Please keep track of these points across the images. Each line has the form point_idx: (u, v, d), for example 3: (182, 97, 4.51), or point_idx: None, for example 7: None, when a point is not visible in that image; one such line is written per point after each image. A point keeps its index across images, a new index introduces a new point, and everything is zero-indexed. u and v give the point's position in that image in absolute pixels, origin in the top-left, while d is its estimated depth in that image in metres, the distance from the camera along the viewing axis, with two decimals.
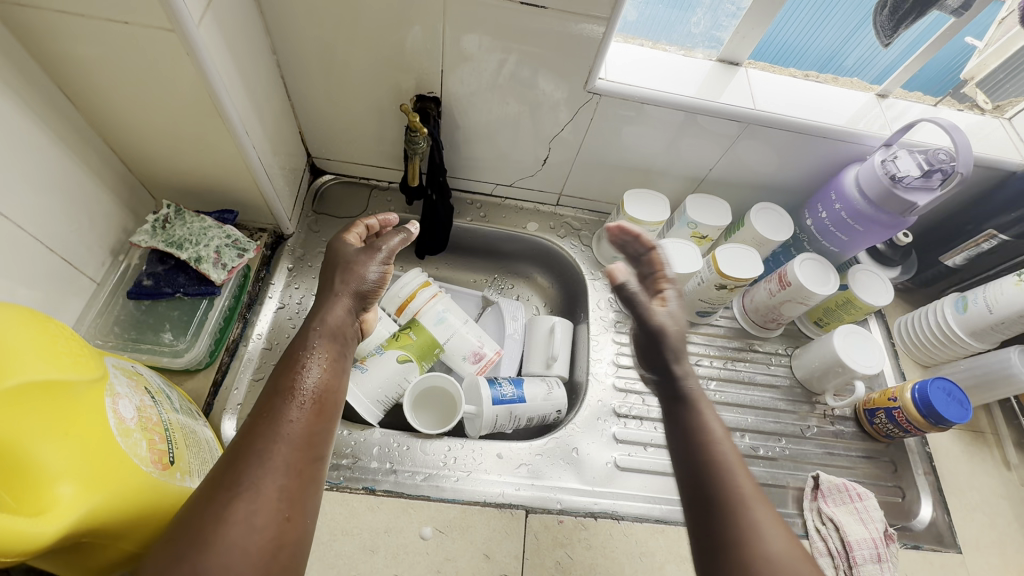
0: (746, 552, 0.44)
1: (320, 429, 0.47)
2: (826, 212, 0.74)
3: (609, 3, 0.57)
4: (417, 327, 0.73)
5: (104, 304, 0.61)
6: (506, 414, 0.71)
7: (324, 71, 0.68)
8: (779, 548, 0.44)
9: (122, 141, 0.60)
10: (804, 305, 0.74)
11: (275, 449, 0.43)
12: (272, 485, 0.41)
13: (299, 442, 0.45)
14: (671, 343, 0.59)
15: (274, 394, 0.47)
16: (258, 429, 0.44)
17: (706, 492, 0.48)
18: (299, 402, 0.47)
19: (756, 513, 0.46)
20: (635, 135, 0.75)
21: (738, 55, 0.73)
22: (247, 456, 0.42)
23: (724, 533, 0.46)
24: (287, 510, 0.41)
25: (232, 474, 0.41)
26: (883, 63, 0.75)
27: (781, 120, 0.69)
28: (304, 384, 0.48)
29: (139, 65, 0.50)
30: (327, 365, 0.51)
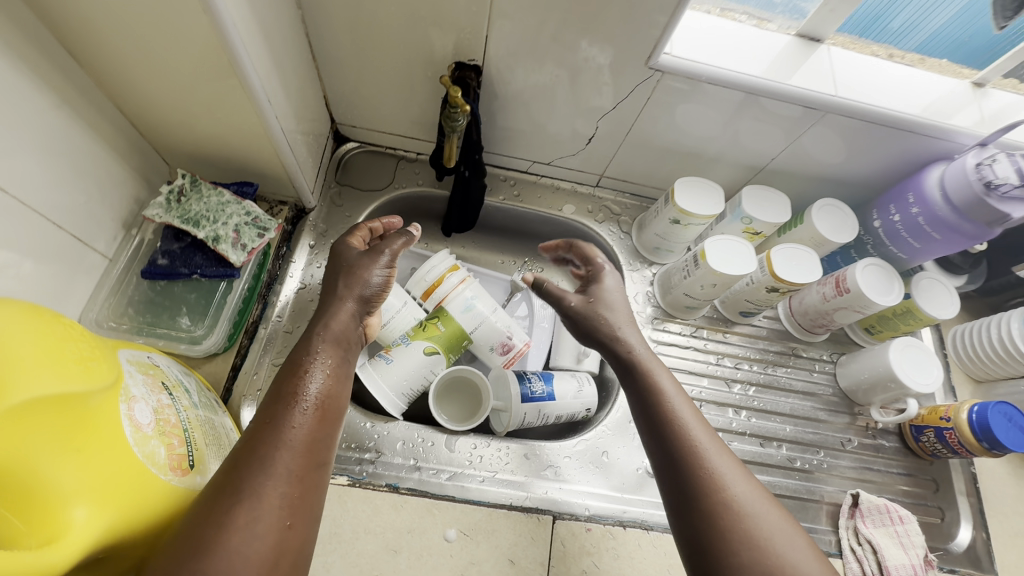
0: (717, 505, 0.44)
1: (324, 436, 0.43)
2: (899, 215, 0.67)
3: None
4: (445, 317, 0.68)
5: (118, 283, 0.57)
6: (535, 412, 0.68)
7: (354, 29, 0.61)
8: (741, 492, 0.45)
9: (131, 103, 0.54)
10: (859, 314, 0.69)
11: (277, 456, 0.40)
12: (274, 493, 0.38)
13: (302, 448, 0.41)
14: (586, 318, 0.60)
15: (277, 400, 0.43)
16: (259, 437, 0.40)
17: (673, 452, 0.48)
18: (301, 407, 0.43)
19: (719, 465, 0.46)
20: (694, 116, 0.67)
21: (821, 30, 0.64)
22: (247, 463, 0.39)
23: (693, 490, 0.46)
24: (290, 517, 0.38)
25: (232, 482, 0.38)
26: (930, 26, 0.63)
27: (864, 108, 0.61)
28: (307, 390, 0.44)
29: (150, 22, 0.44)
30: (331, 370, 0.47)
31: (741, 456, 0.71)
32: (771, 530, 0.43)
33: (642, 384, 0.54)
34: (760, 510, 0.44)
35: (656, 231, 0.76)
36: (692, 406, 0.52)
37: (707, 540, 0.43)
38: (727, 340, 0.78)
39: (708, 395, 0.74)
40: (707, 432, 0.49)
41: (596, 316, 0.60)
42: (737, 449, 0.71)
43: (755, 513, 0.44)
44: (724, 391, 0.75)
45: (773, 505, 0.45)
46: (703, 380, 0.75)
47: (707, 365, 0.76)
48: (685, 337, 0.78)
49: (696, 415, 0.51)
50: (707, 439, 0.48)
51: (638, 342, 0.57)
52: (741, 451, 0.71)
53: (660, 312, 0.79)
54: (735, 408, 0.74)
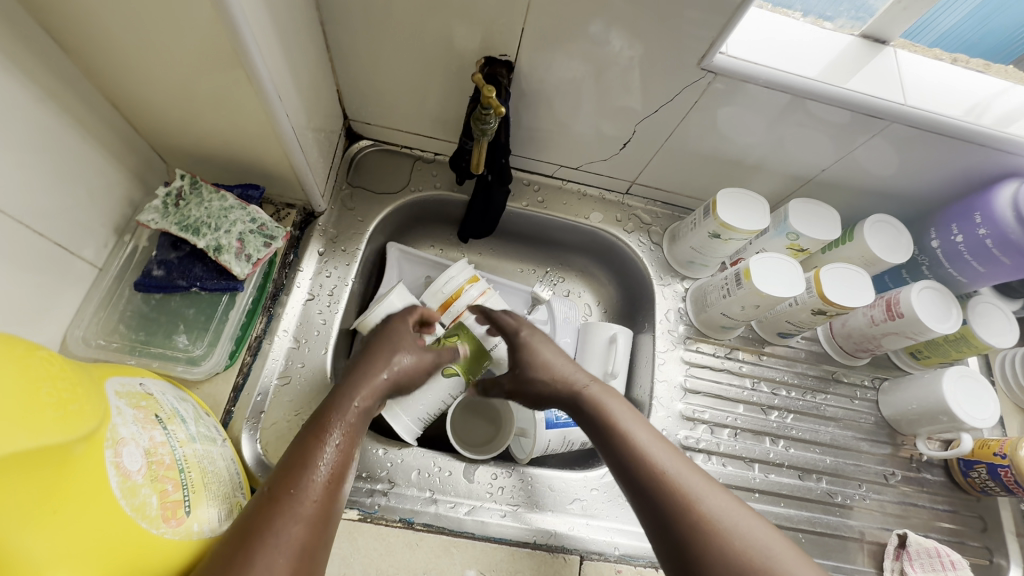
0: (695, 529, 0.41)
1: (334, 511, 0.41)
2: (962, 235, 0.62)
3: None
4: (463, 335, 0.63)
5: (108, 295, 0.51)
6: (560, 439, 0.63)
7: (375, 18, 0.55)
8: (717, 507, 0.42)
9: (124, 95, 0.48)
10: (911, 340, 0.64)
11: (291, 528, 0.37)
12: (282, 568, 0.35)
13: (313, 520, 0.39)
14: (520, 383, 0.59)
15: (292, 465, 0.41)
16: (272, 504, 0.38)
17: (642, 481, 0.45)
18: (316, 476, 0.41)
19: (685, 481, 0.44)
20: (742, 122, 0.62)
21: (888, 31, 0.58)
22: (256, 531, 0.36)
23: (670, 517, 0.43)
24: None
25: (239, 553, 0.35)
26: (941, 26, 0.61)
27: (934, 119, 0.56)
28: (324, 459, 0.43)
29: (147, 4, 0.38)
30: (350, 444, 0.46)
31: (778, 490, 0.66)
32: (754, 541, 0.40)
33: (599, 418, 0.52)
34: (735, 518, 0.42)
35: (691, 244, 0.71)
36: (650, 428, 0.50)
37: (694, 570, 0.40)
38: (763, 362, 0.73)
39: (743, 423, 0.69)
40: (667, 449, 0.48)
41: (527, 370, 0.58)
42: (774, 482, 0.66)
43: (733, 525, 0.41)
44: (761, 419, 0.70)
45: (749, 511, 0.43)
46: (738, 407, 0.70)
47: (742, 390, 0.71)
48: (719, 358, 0.72)
49: (655, 437, 0.49)
50: (671, 459, 0.46)
51: (574, 372, 0.57)
52: (779, 484, 0.67)
53: (693, 331, 0.74)
54: (772, 437, 0.69)
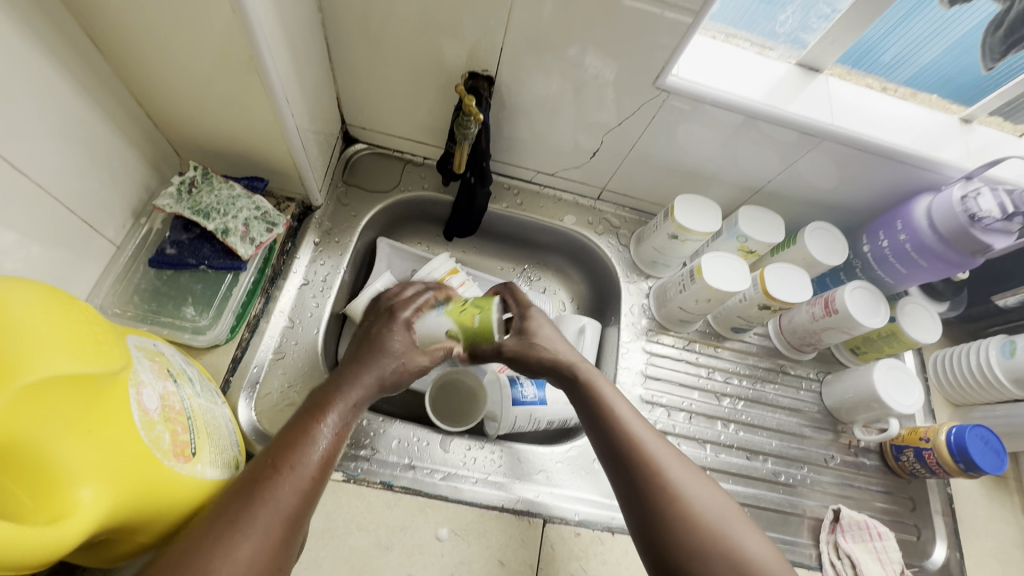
0: (665, 498, 0.47)
1: (318, 487, 0.44)
2: (887, 240, 0.70)
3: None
4: (486, 311, 0.60)
5: (124, 270, 0.57)
6: (526, 416, 0.70)
7: (373, 33, 0.62)
8: (681, 477, 0.48)
9: (149, 95, 0.55)
10: (846, 334, 0.72)
11: (280, 499, 0.41)
12: (267, 534, 0.39)
13: (299, 494, 0.42)
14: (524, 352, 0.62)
15: (288, 440, 0.45)
16: (263, 476, 0.42)
17: (621, 451, 0.50)
18: (307, 454, 0.44)
19: (663, 458, 0.49)
20: (696, 136, 0.70)
21: (820, 61, 0.66)
22: (246, 501, 0.40)
23: (641, 485, 0.48)
24: (274, 559, 0.39)
25: (231, 517, 0.39)
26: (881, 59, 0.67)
27: (858, 139, 0.64)
28: (318, 437, 0.46)
29: (178, 18, 0.46)
30: (341, 427, 0.48)
31: (727, 468, 0.73)
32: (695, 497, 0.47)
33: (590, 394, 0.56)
34: (682, 479, 0.48)
35: (653, 245, 0.78)
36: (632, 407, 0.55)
37: (649, 524, 0.47)
38: (718, 354, 0.80)
39: (698, 407, 0.76)
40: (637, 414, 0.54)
41: (529, 340, 0.63)
42: (724, 462, 0.73)
43: (698, 497, 0.47)
44: (714, 405, 0.76)
45: (697, 475, 0.49)
46: (694, 393, 0.77)
47: (698, 379, 0.78)
48: (677, 350, 0.79)
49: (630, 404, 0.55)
50: (650, 436, 0.51)
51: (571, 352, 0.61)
52: (728, 463, 0.73)
53: (655, 324, 0.81)
54: (724, 421, 0.76)
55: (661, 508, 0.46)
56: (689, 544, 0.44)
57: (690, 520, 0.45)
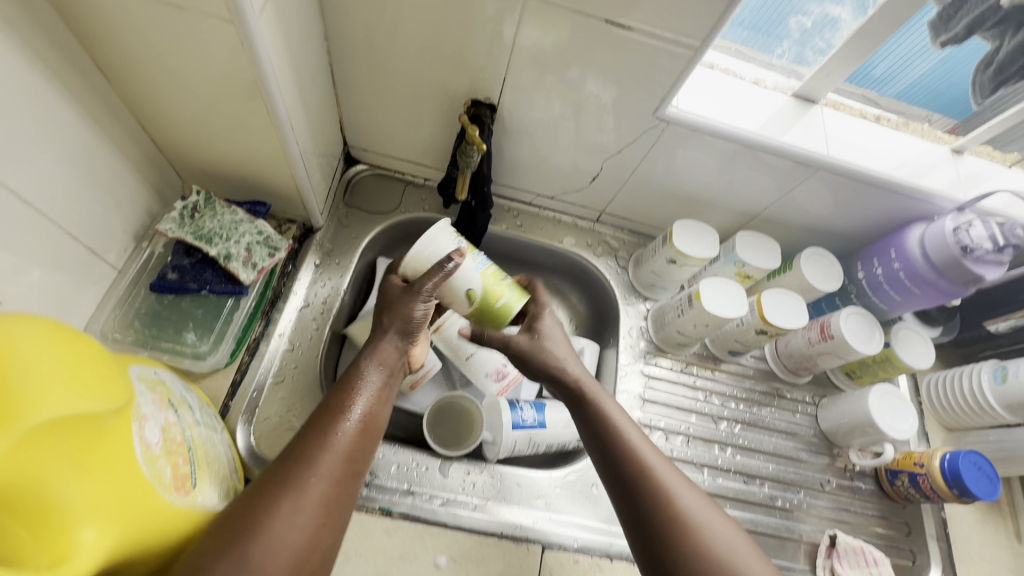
0: (672, 521, 0.47)
1: (362, 448, 0.46)
2: (881, 267, 0.70)
3: (706, 31, 0.53)
4: (511, 298, 0.61)
5: (125, 294, 0.57)
6: (525, 440, 0.70)
7: (378, 60, 0.63)
8: (691, 505, 0.48)
9: (155, 120, 0.55)
10: (841, 359, 0.73)
11: (327, 460, 0.43)
12: (316, 493, 0.41)
13: (343, 454, 0.44)
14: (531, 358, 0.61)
15: (328, 407, 0.47)
16: (309, 440, 0.44)
17: (632, 472, 0.50)
18: (348, 419, 0.46)
19: (673, 481, 0.50)
20: (694, 164, 0.71)
21: (815, 93, 0.67)
22: (294, 462, 0.42)
23: (648, 509, 0.48)
24: (325, 516, 0.41)
25: (281, 477, 0.41)
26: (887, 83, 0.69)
27: (853, 170, 0.66)
28: (355, 403, 0.48)
29: (189, 49, 0.46)
30: (376, 391, 0.50)
31: (725, 493, 0.73)
32: (693, 513, 0.48)
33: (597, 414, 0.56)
34: (682, 495, 0.49)
35: (651, 268, 0.79)
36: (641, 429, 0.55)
37: (658, 549, 0.47)
38: (716, 377, 0.81)
39: (695, 431, 0.76)
40: (633, 428, 0.54)
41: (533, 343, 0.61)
42: (722, 486, 0.73)
43: (707, 522, 0.47)
44: (711, 428, 0.77)
45: (694, 491, 0.50)
46: (691, 417, 0.77)
47: (695, 402, 0.78)
48: (675, 373, 0.80)
49: (626, 417, 0.55)
50: (660, 458, 0.52)
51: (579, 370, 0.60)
52: (725, 487, 0.73)
53: (653, 347, 0.81)
54: (721, 445, 0.76)
55: (663, 527, 0.47)
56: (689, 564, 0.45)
57: (688, 540, 0.46)
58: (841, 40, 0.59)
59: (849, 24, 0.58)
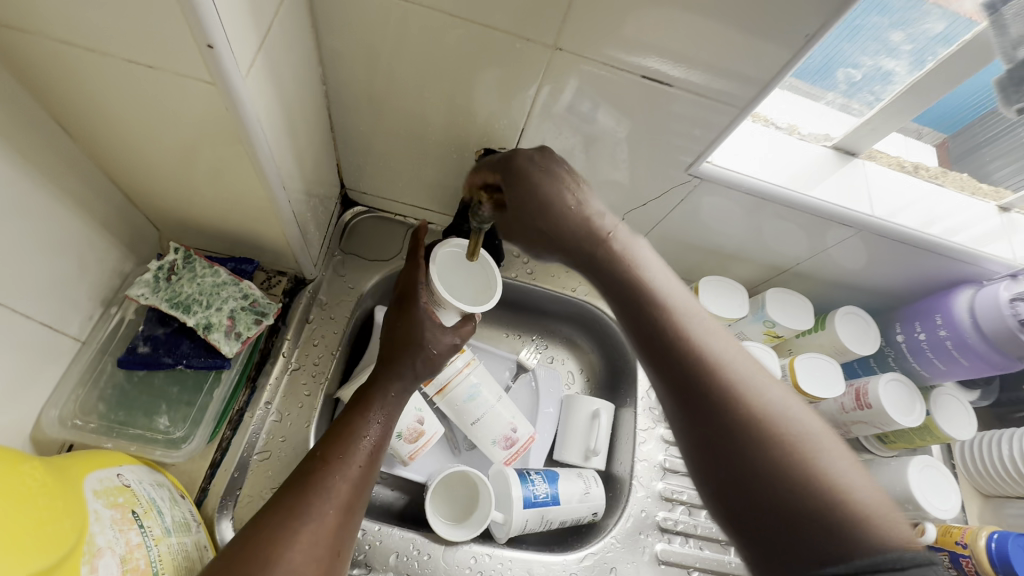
0: (762, 435, 0.37)
1: (369, 477, 0.48)
2: (925, 333, 0.66)
3: (751, 91, 0.49)
4: None
5: (87, 372, 0.50)
6: (537, 518, 0.63)
7: (381, 105, 0.57)
8: (788, 413, 0.38)
9: (126, 176, 0.48)
10: (879, 430, 0.67)
11: (339, 487, 0.45)
12: (330, 521, 0.43)
13: (354, 482, 0.46)
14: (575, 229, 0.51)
15: (333, 436, 0.49)
16: (323, 469, 0.45)
17: (702, 372, 0.40)
18: (360, 448, 0.49)
19: (761, 389, 0.39)
20: (723, 217, 0.65)
21: (857, 145, 0.62)
22: (309, 489, 0.44)
23: (729, 417, 0.38)
24: (337, 545, 0.43)
25: (296, 503, 0.42)
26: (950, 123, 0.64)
27: (895, 231, 0.61)
28: (366, 433, 0.50)
29: (163, 108, 0.40)
30: (384, 423, 0.52)
31: None
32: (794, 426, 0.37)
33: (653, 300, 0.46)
34: (775, 405, 0.38)
35: None
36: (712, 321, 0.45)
37: (749, 463, 0.36)
38: None
39: None
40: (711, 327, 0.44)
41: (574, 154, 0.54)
42: None
43: (813, 438, 0.36)
44: None
45: (798, 400, 0.39)
46: None
47: None
48: None
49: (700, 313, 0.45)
50: (740, 361, 0.41)
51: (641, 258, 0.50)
52: None
53: None
54: None
55: (752, 439, 0.37)
56: (798, 495, 0.34)
57: (796, 463, 0.35)
58: (893, 94, 0.54)
59: (904, 79, 0.53)
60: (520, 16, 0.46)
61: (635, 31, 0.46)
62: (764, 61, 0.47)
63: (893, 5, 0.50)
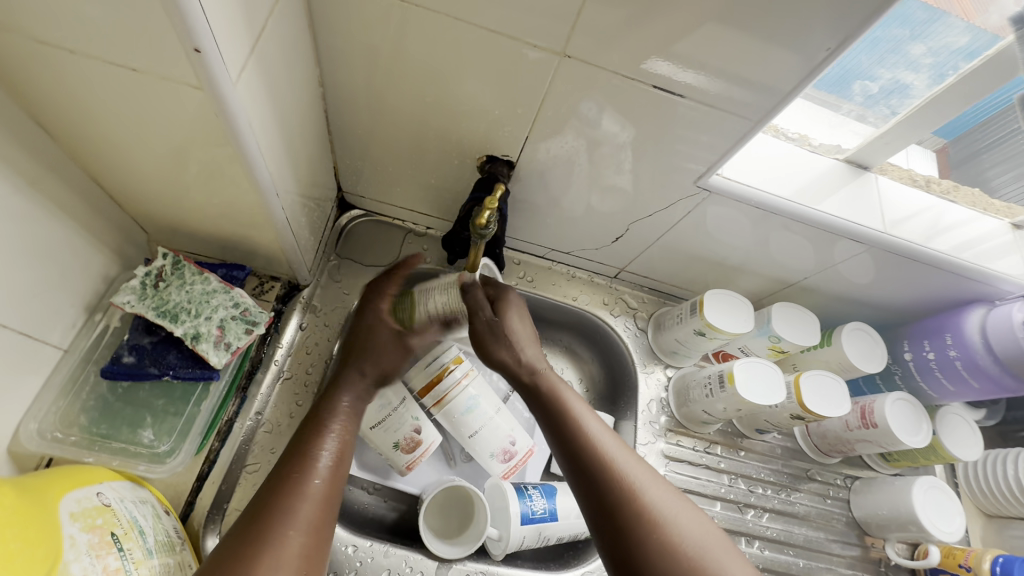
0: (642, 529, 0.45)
1: (336, 490, 0.48)
2: (934, 352, 0.65)
3: (768, 103, 0.48)
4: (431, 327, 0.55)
5: (70, 382, 0.48)
6: (534, 534, 0.62)
7: (381, 110, 0.55)
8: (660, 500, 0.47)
9: (112, 180, 0.46)
10: (882, 449, 0.66)
11: (301, 508, 0.44)
12: (295, 543, 0.42)
13: (319, 499, 0.46)
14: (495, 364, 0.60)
15: (297, 454, 0.48)
16: (280, 491, 0.45)
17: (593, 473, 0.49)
18: (318, 465, 0.48)
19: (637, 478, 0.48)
20: (730, 231, 0.64)
21: (870, 158, 0.60)
22: (269, 512, 0.43)
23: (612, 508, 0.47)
24: (307, 564, 0.42)
25: (257, 530, 0.42)
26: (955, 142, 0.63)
27: (907, 247, 0.59)
28: (322, 451, 0.49)
29: (149, 113, 0.38)
30: (341, 438, 0.51)
31: None
32: (692, 541, 0.44)
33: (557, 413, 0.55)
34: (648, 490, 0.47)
35: (675, 336, 0.72)
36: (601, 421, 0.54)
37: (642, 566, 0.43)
38: (741, 458, 0.74)
39: (720, 521, 0.69)
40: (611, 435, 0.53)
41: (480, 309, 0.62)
42: None
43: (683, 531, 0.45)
44: (737, 518, 0.70)
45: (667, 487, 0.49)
46: (715, 505, 0.70)
47: (719, 487, 0.71)
48: (697, 453, 0.73)
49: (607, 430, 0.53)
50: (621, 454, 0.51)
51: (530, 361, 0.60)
52: None
53: (674, 423, 0.74)
54: (748, 538, 0.69)
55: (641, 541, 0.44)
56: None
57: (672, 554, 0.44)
58: (911, 108, 0.53)
59: (922, 92, 0.52)
60: (528, 20, 0.44)
61: (648, 38, 0.44)
62: (782, 71, 0.45)
63: (915, 18, 0.47)
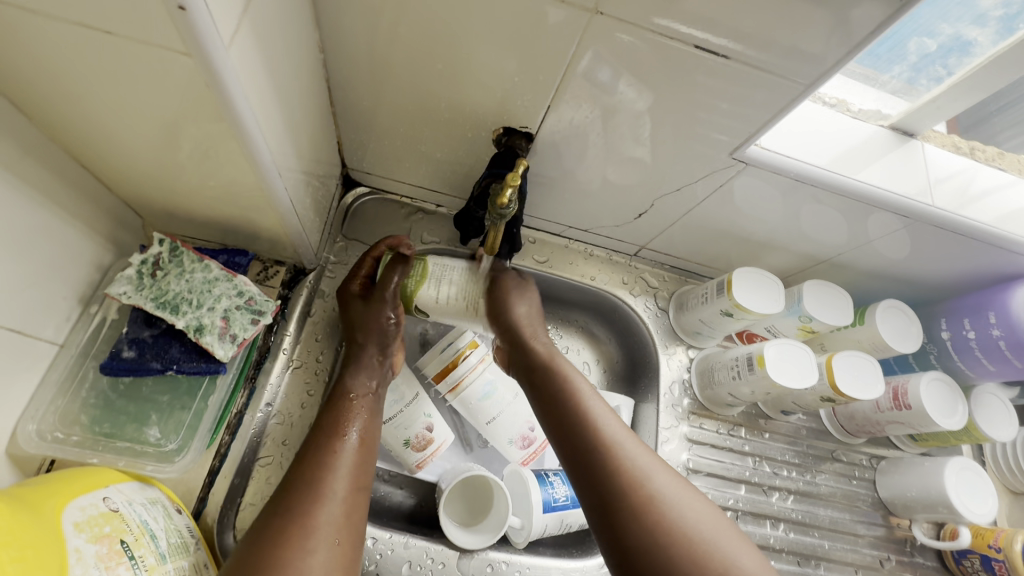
0: (640, 510, 0.44)
1: (365, 461, 0.47)
2: (974, 331, 0.63)
3: (819, 68, 0.43)
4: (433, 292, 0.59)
5: (68, 378, 0.45)
6: (557, 522, 0.60)
7: (387, 79, 0.51)
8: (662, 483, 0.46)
9: (98, 162, 0.42)
10: (913, 431, 0.64)
11: (335, 482, 0.44)
12: (325, 515, 0.41)
13: (349, 471, 0.45)
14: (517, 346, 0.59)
15: (320, 433, 0.47)
16: (306, 464, 0.44)
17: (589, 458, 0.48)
18: (347, 438, 0.47)
19: (638, 459, 0.47)
20: (762, 206, 0.60)
21: (918, 125, 0.56)
22: (296, 484, 0.42)
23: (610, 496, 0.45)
24: (339, 535, 0.41)
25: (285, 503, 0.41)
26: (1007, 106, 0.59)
27: (953, 221, 0.55)
28: (349, 428, 0.48)
29: (131, 86, 0.34)
30: (365, 411, 0.51)
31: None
32: (695, 526, 0.43)
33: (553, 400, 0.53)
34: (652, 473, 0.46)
35: (700, 316, 0.69)
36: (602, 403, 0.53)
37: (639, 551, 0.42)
38: (766, 440, 0.72)
39: (744, 505, 0.68)
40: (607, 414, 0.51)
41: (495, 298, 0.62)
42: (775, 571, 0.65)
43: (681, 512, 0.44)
44: (761, 500, 0.68)
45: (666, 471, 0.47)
46: (739, 488, 0.69)
47: (743, 470, 0.70)
48: (721, 435, 0.71)
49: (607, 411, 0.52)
50: (619, 434, 0.49)
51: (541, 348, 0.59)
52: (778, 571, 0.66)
53: (696, 405, 0.72)
54: (773, 520, 0.68)
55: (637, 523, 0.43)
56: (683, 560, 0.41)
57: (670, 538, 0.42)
58: (969, 68, 0.48)
59: (986, 50, 0.47)
60: None
61: None
62: (837, 30, 0.40)
63: None
